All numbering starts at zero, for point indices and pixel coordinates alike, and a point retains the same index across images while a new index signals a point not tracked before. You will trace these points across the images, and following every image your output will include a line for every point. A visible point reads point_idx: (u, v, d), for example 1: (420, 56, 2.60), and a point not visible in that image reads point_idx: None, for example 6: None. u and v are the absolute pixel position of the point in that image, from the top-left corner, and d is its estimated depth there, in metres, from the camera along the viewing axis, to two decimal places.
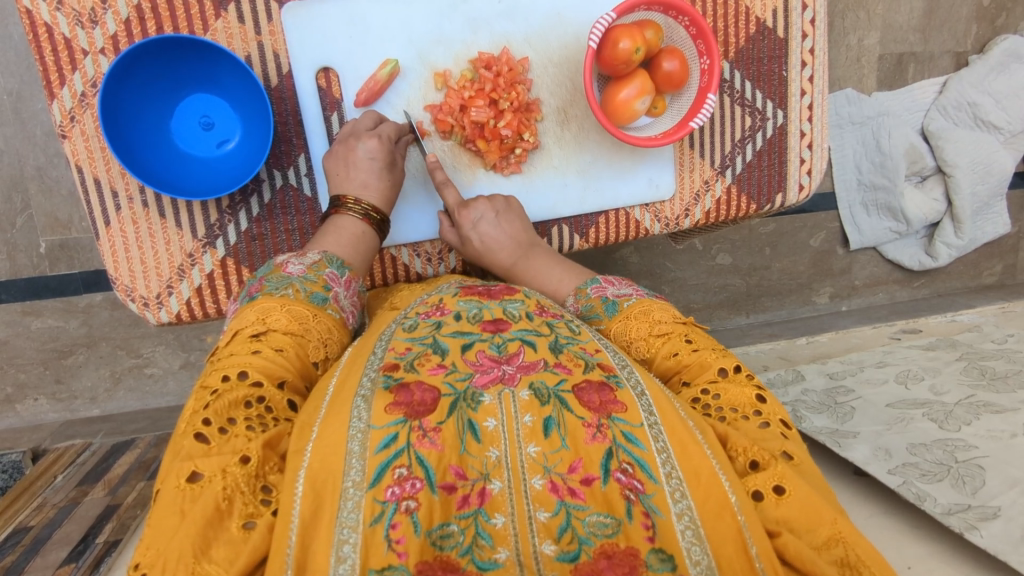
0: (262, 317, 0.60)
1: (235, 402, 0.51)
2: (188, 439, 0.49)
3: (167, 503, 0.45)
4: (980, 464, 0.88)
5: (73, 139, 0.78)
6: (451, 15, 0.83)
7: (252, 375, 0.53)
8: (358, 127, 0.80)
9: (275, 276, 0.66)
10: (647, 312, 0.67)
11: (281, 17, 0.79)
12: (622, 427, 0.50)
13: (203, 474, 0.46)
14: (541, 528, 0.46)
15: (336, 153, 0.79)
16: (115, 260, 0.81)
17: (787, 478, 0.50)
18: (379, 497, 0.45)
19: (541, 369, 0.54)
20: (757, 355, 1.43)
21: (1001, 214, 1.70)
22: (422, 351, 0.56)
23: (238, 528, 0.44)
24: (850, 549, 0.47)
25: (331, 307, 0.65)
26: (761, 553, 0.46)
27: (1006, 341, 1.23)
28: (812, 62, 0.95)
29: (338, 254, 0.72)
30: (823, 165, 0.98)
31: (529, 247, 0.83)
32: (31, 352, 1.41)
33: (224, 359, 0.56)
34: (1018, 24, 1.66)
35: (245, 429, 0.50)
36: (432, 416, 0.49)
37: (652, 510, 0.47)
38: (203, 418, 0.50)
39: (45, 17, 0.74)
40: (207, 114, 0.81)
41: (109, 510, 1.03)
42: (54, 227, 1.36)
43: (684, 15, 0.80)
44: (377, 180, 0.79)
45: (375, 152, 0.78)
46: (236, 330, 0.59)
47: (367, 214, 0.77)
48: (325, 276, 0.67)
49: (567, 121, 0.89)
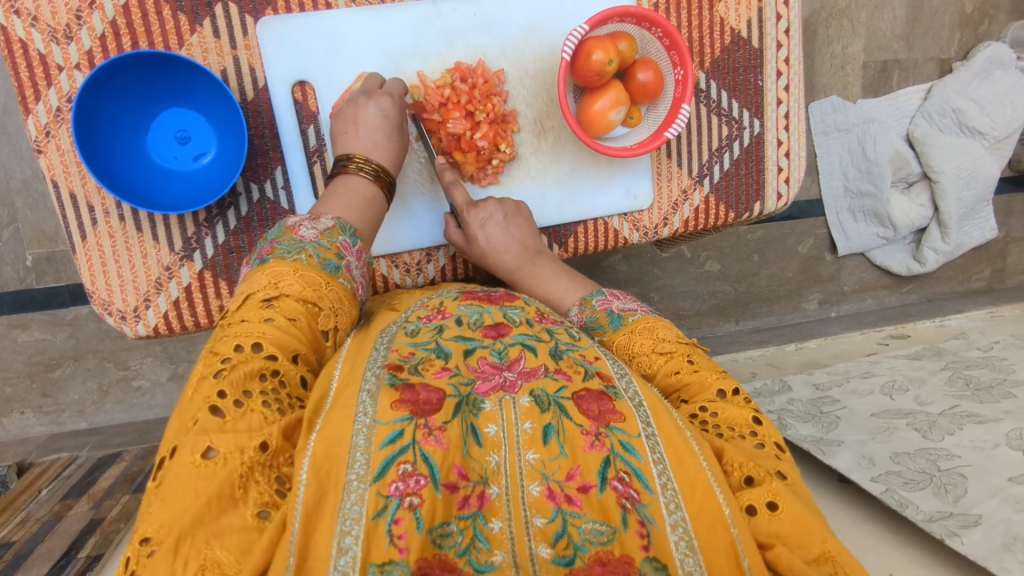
0: (274, 282, 0.58)
1: (250, 374, 0.50)
2: (201, 412, 0.47)
3: (181, 480, 0.43)
4: (962, 472, 0.88)
5: (49, 154, 0.78)
6: (426, 28, 0.84)
7: (267, 348, 0.53)
8: (369, 86, 0.80)
9: (287, 238, 0.63)
10: (651, 329, 0.67)
11: (255, 31, 0.80)
12: (620, 437, 0.51)
13: (218, 451, 0.45)
14: (537, 532, 0.46)
15: (345, 114, 0.79)
16: (91, 274, 0.81)
17: (780, 495, 0.49)
18: (383, 491, 0.44)
19: (541, 376, 0.55)
20: (746, 362, 1.43)
21: (987, 219, 1.71)
22: (426, 355, 0.56)
23: (253, 516, 0.43)
24: (840, 567, 0.46)
25: (343, 276, 0.63)
26: (754, 565, 0.46)
27: (992, 348, 1.23)
28: (787, 72, 0.96)
29: (352, 220, 0.69)
30: (801, 173, 0.99)
31: (535, 253, 0.83)
32: (17, 365, 1.41)
33: (235, 326, 0.54)
34: (1001, 31, 1.67)
35: (261, 405, 0.49)
36: (438, 416, 0.49)
37: (647, 520, 0.47)
38: (217, 390, 0.48)
39: (19, 33, 0.75)
40: (183, 127, 0.82)
41: (92, 524, 1.03)
42: (41, 240, 1.36)
43: (657, 27, 0.81)
44: (387, 140, 0.78)
45: (387, 108, 0.78)
46: (248, 294, 0.57)
47: (378, 175, 0.76)
48: (338, 244, 0.64)
49: (544, 132, 0.90)
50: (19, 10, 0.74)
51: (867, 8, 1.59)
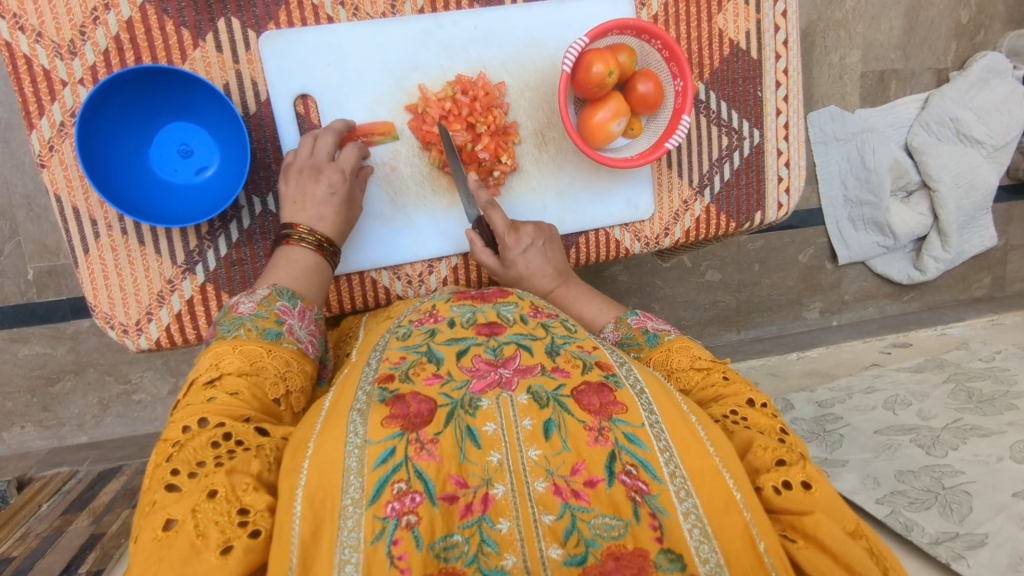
0: (214, 363, 0.57)
1: (201, 446, 0.50)
2: (157, 493, 0.47)
3: (143, 554, 0.43)
4: (967, 490, 0.87)
5: (52, 168, 0.78)
6: (427, 41, 0.84)
7: (212, 419, 0.52)
8: (318, 154, 0.78)
9: (227, 318, 0.63)
10: (687, 347, 0.68)
11: (258, 45, 0.80)
12: (623, 428, 0.51)
13: (176, 519, 0.45)
14: (546, 531, 0.46)
15: (292, 181, 0.78)
16: (94, 288, 0.81)
17: (815, 478, 0.51)
18: (379, 513, 0.44)
19: (537, 373, 0.54)
20: (747, 372, 1.43)
21: (986, 228, 1.71)
22: (417, 359, 0.56)
23: (216, 556, 0.43)
24: (874, 544, 0.49)
25: (286, 340, 0.63)
26: (770, 548, 0.46)
27: (994, 358, 1.23)
28: (786, 82, 0.96)
29: (289, 286, 0.70)
30: (801, 183, 0.99)
31: (567, 276, 0.84)
32: (18, 379, 1.41)
33: (182, 411, 0.54)
34: (997, 41, 1.69)
35: (213, 467, 0.48)
36: (430, 428, 0.49)
37: (658, 510, 0.47)
38: (171, 470, 0.49)
39: (24, 49, 0.75)
40: (185, 141, 0.82)
41: (92, 539, 1.02)
42: (42, 253, 1.36)
43: (657, 39, 0.81)
44: (332, 214, 0.78)
45: (336, 184, 0.78)
46: (192, 380, 0.57)
47: (320, 245, 0.75)
48: (277, 311, 0.65)
49: (544, 143, 0.90)
50: (24, 26, 0.75)
51: (864, 19, 1.60)
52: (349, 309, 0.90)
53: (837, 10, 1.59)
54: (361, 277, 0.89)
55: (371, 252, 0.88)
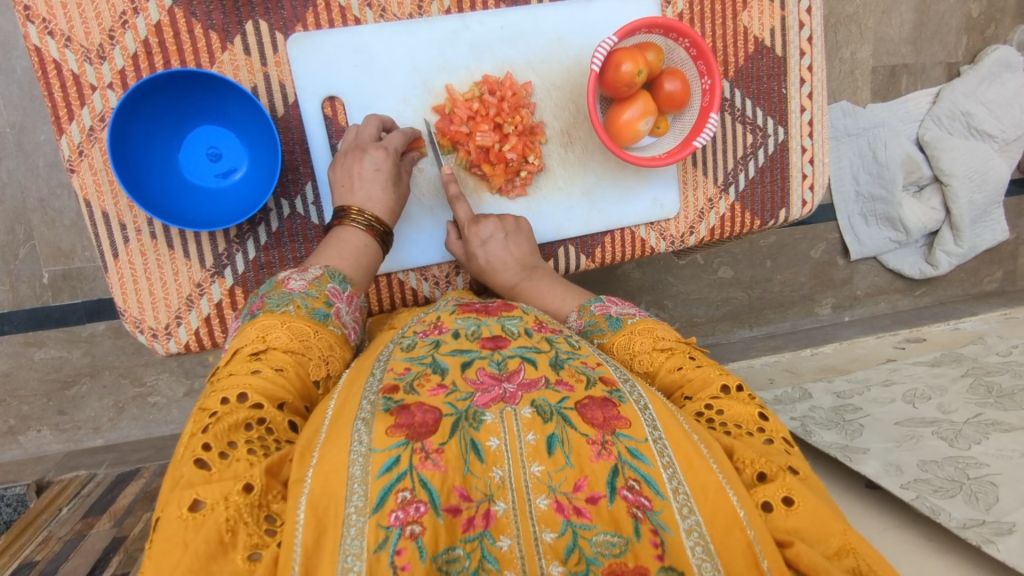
0: (262, 334, 0.59)
1: (235, 425, 0.50)
2: (187, 467, 0.47)
3: (168, 535, 0.42)
4: (992, 481, 0.87)
5: (82, 173, 0.78)
6: (454, 42, 0.84)
7: (252, 396, 0.52)
8: (363, 137, 0.80)
9: (275, 292, 0.65)
10: (651, 329, 0.67)
11: (286, 48, 0.80)
12: (627, 443, 0.49)
13: (205, 502, 0.44)
14: (547, 549, 0.44)
15: (340, 164, 0.79)
16: (123, 292, 0.82)
17: (795, 490, 0.49)
18: (383, 522, 0.43)
19: (542, 387, 0.53)
20: (762, 368, 1.42)
21: (999, 222, 1.70)
22: (422, 370, 0.54)
23: (244, 559, 0.42)
24: (861, 559, 0.46)
25: (333, 323, 0.65)
26: (773, 567, 0.45)
27: (1010, 353, 1.23)
28: (810, 79, 0.96)
29: (340, 269, 0.72)
30: (825, 180, 0.99)
31: (533, 268, 0.83)
32: (34, 383, 1.41)
33: (223, 380, 0.54)
34: (1007, 35, 1.68)
35: (246, 453, 0.48)
36: (435, 437, 0.48)
37: (660, 527, 0.45)
38: (203, 443, 0.48)
39: (53, 53, 0.75)
40: (214, 144, 0.83)
41: (115, 542, 1.01)
42: (57, 257, 1.36)
43: (685, 37, 0.81)
44: (382, 191, 0.79)
45: (381, 162, 0.78)
46: (236, 349, 0.58)
47: (370, 225, 0.77)
48: (326, 291, 0.67)
49: (570, 143, 0.90)
50: (53, 31, 0.75)
51: (876, 14, 1.60)
52: (376, 310, 0.90)
53: (848, 5, 1.58)
54: (389, 279, 0.89)
55: (399, 253, 0.89)
